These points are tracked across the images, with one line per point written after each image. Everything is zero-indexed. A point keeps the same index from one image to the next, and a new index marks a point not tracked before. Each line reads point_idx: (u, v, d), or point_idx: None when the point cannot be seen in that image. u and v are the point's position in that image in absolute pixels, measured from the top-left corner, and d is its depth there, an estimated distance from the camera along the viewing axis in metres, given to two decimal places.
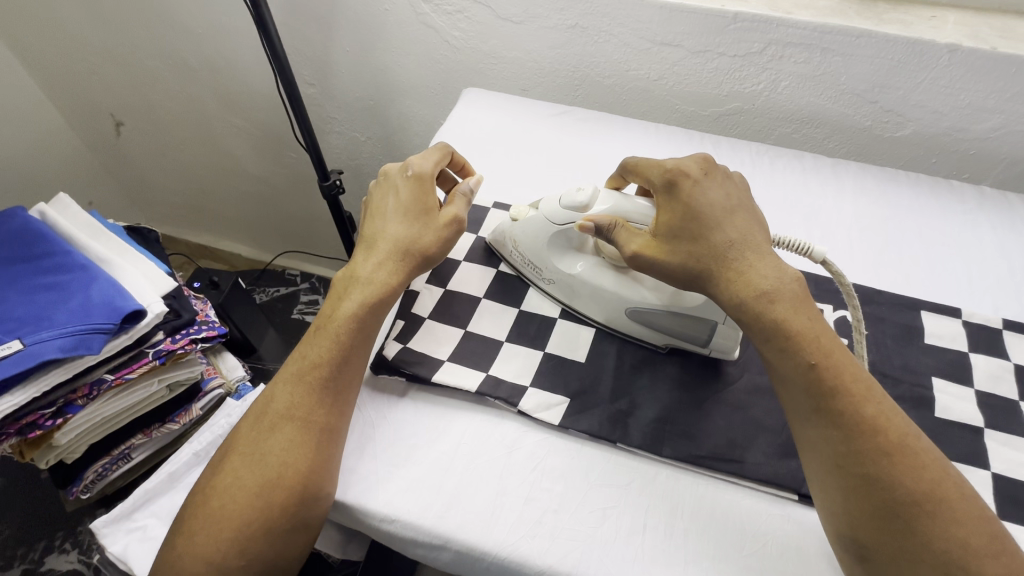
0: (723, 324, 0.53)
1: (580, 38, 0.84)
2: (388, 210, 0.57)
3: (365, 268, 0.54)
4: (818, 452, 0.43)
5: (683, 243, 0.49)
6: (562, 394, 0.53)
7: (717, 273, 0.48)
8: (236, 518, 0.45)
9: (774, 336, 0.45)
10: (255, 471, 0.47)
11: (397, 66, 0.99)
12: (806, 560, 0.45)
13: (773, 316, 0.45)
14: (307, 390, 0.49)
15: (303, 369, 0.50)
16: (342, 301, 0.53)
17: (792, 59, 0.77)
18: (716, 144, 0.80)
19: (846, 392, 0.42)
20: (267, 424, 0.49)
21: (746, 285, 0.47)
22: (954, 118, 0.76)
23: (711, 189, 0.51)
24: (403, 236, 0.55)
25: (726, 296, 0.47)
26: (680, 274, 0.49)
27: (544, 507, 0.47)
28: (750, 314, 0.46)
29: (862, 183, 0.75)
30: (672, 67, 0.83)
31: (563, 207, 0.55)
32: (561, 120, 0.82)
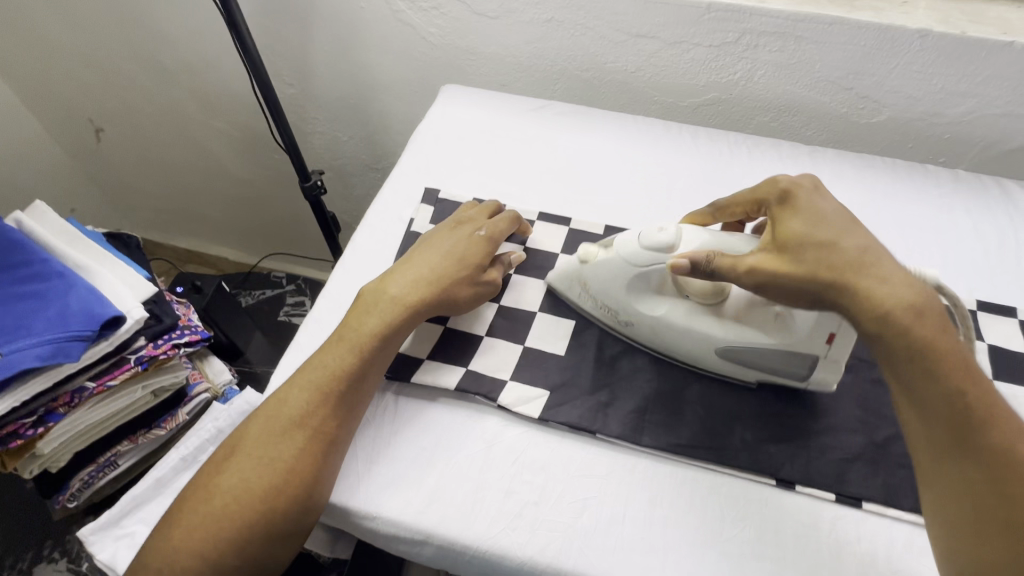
0: (825, 359, 0.49)
1: (557, 32, 0.84)
2: (443, 247, 0.57)
3: (401, 293, 0.54)
4: (947, 466, 0.40)
5: (807, 251, 0.45)
6: (542, 387, 0.53)
7: (851, 284, 0.43)
8: (233, 518, 0.45)
9: (921, 354, 0.40)
10: (260, 473, 0.46)
11: (376, 65, 0.98)
12: (783, 542, 0.45)
13: (920, 333, 0.40)
14: (322, 400, 0.49)
15: (320, 379, 0.50)
16: (370, 317, 0.52)
17: (767, 48, 0.77)
18: (693, 134, 0.80)
19: (980, 399, 0.40)
20: (278, 426, 0.48)
21: (889, 295, 0.42)
22: (928, 103, 0.77)
23: (828, 199, 0.47)
24: (448, 274, 0.55)
25: (865, 312, 0.42)
26: (807, 291, 0.44)
27: (524, 499, 0.47)
28: (894, 331, 0.41)
29: (839, 170, 0.76)
30: (649, 59, 0.83)
31: (644, 247, 0.51)
32: (540, 115, 0.82)
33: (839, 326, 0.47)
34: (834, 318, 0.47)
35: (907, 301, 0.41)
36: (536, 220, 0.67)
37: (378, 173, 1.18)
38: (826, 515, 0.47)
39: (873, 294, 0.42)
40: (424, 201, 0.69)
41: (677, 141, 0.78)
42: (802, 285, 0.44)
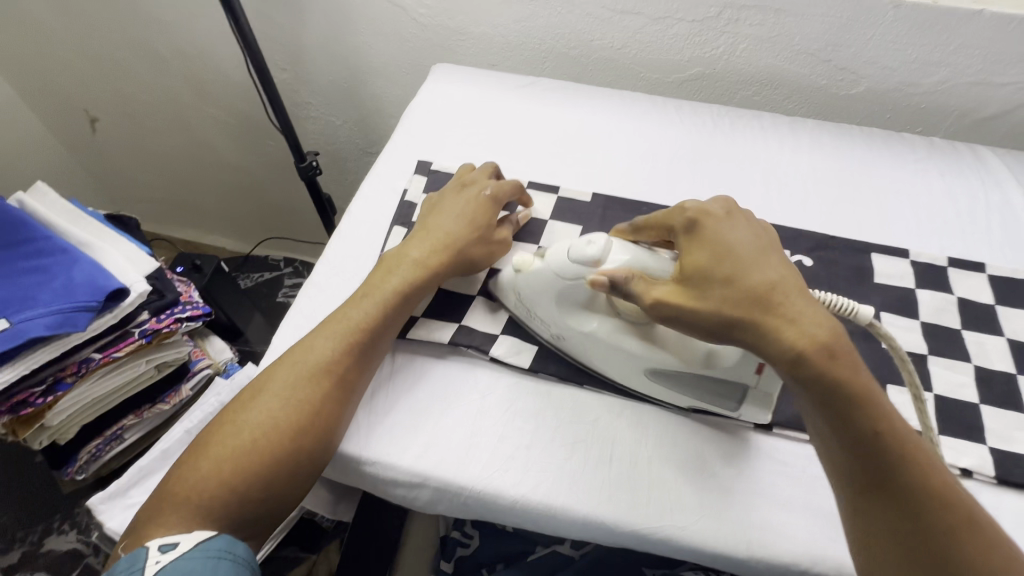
0: (755, 387, 0.48)
1: (544, 10, 0.86)
2: (454, 210, 0.59)
3: (418, 252, 0.56)
4: (859, 503, 0.40)
5: (713, 288, 0.43)
6: (532, 341, 0.55)
7: (757, 321, 0.41)
8: (260, 456, 0.46)
9: (824, 401, 0.40)
10: (288, 414, 0.48)
11: (368, 47, 1.00)
12: (761, 477, 0.48)
13: (829, 372, 0.39)
14: (350, 350, 0.51)
15: (349, 330, 0.52)
16: (395, 275, 0.55)
17: (748, 22, 0.80)
18: (678, 108, 0.82)
19: (885, 435, 0.39)
20: (306, 371, 0.50)
21: (789, 337, 0.40)
22: (904, 73, 0.80)
23: (737, 228, 0.45)
24: (461, 235, 0.57)
25: (779, 350, 0.40)
26: (713, 324, 0.42)
27: (517, 443, 0.50)
28: (802, 370, 0.40)
29: (818, 139, 0.78)
30: (634, 35, 0.85)
31: (571, 260, 0.49)
32: (529, 91, 0.84)
33: (767, 356, 0.46)
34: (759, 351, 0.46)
35: (811, 346, 0.39)
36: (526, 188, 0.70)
37: (371, 156, 1.20)
38: (801, 453, 0.50)
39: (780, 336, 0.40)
40: (417, 172, 0.71)
41: (662, 114, 0.81)
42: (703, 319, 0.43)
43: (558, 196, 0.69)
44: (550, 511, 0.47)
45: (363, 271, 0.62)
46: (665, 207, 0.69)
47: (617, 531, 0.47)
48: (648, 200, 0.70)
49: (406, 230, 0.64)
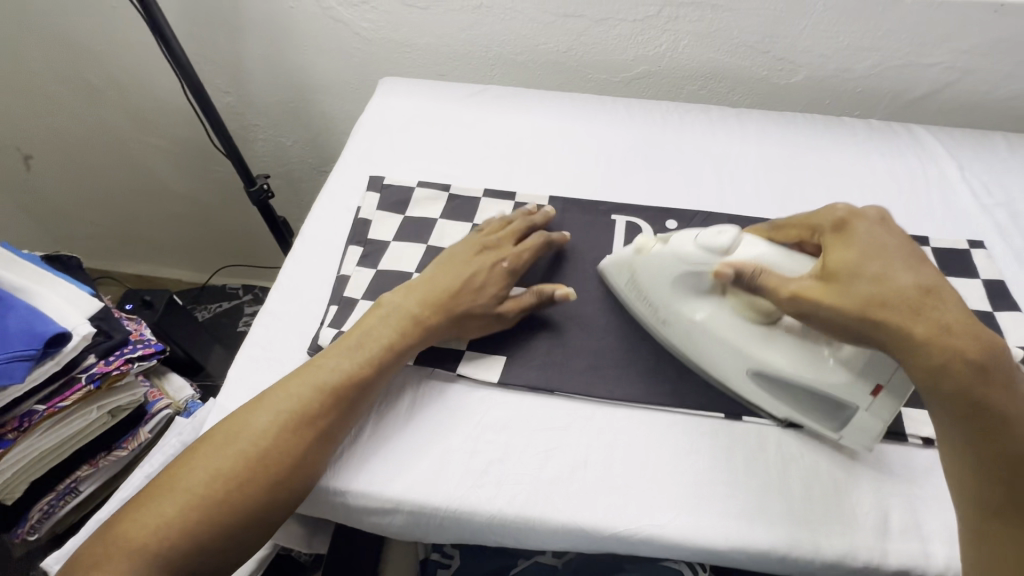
0: (866, 412, 0.46)
1: (488, 18, 0.86)
2: (466, 259, 0.57)
3: (419, 303, 0.53)
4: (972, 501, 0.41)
5: (862, 286, 0.42)
6: (498, 353, 0.55)
7: (911, 328, 0.40)
8: (218, 503, 0.44)
9: (969, 421, 0.40)
10: (254, 462, 0.45)
11: (313, 65, 0.98)
12: (736, 467, 0.48)
13: (982, 390, 0.39)
14: (330, 402, 0.48)
15: (331, 382, 0.49)
16: (385, 333, 0.52)
17: (687, 19, 0.81)
18: (628, 107, 0.83)
19: None
20: (280, 418, 0.47)
21: (947, 347, 0.39)
22: (838, 59, 0.83)
23: (887, 235, 0.45)
24: (467, 287, 0.54)
25: (919, 359, 0.40)
26: (849, 321, 0.42)
27: (489, 457, 0.49)
28: (949, 385, 0.39)
29: (764, 128, 0.80)
30: (578, 38, 0.86)
31: (700, 247, 0.49)
32: (479, 99, 0.84)
33: (888, 379, 0.44)
34: (889, 365, 0.44)
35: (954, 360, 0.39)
36: (482, 197, 0.69)
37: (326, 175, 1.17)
38: (773, 440, 0.50)
39: (920, 349, 0.40)
40: (370, 189, 0.69)
41: (612, 115, 0.82)
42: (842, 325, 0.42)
43: (514, 202, 0.69)
44: (527, 523, 0.46)
45: (320, 294, 0.60)
46: (621, 205, 0.69)
47: (595, 536, 0.46)
48: (605, 199, 0.70)
49: (362, 248, 0.63)
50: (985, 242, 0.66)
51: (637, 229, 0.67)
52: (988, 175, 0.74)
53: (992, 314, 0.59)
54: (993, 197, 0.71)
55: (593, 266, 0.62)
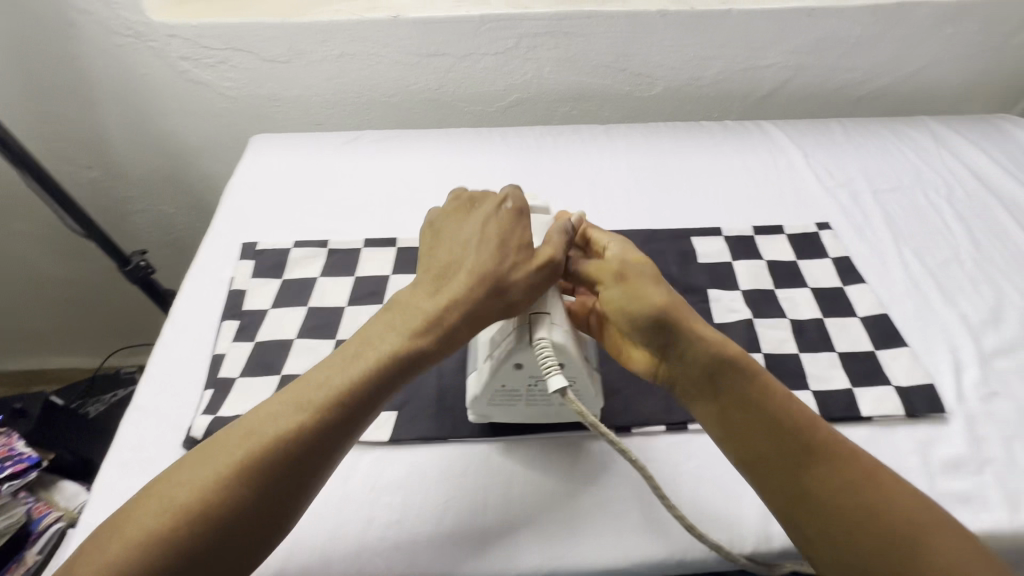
0: (472, 372, 0.51)
1: (352, 65, 0.86)
2: (473, 235, 0.50)
3: (427, 293, 0.47)
4: (798, 482, 0.42)
5: (645, 282, 0.49)
6: (389, 408, 0.54)
7: (674, 315, 0.47)
8: (178, 539, 0.37)
9: (739, 387, 0.45)
10: (230, 489, 0.38)
11: (180, 129, 0.94)
12: (629, 480, 0.50)
13: (730, 357, 0.45)
14: (329, 419, 0.41)
15: (325, 395, 0.42)
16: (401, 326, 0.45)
17: (545, 48, 0.85)
18: (504, 136, 0.86)
19: (807, 422, 0.43)
20: (264, 437, 0.40)
21: (703, 332, 0.46)
22: (688, 70, 0.89)
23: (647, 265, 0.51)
24: (483, 264, 0.48)
25: (693, 341, 0.46)
26: (644, 307, 0.47)
27: (387, 520, 0.48)
28: (708, 357, 0.45)
29: (632, 141, 0.85)
30: (446, 75, 0.88)
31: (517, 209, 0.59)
32: (354, 147, 0.83)
33: (488, 355, 0.49)
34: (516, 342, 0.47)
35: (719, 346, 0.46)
36: (362, 248, 0.68)
37: None
38: (660, 447, 0.52)
39: (695, 330, 0.47)
40: (243, 256, 0.67)
41: (489, 146, 0.84)
42: (639, 304, 0.47)
43: (396, 248, 0.69)
44: None
45: (194, 378, 0.56)
46: None
47: None
48: None
49: (239, 321, 0.60)
50: (831, 223, 0.73)
51: None
52: (829, 160, 0.82)
53: (842, 289, 0.65)
54: (835, 180, 0.79)
55: None
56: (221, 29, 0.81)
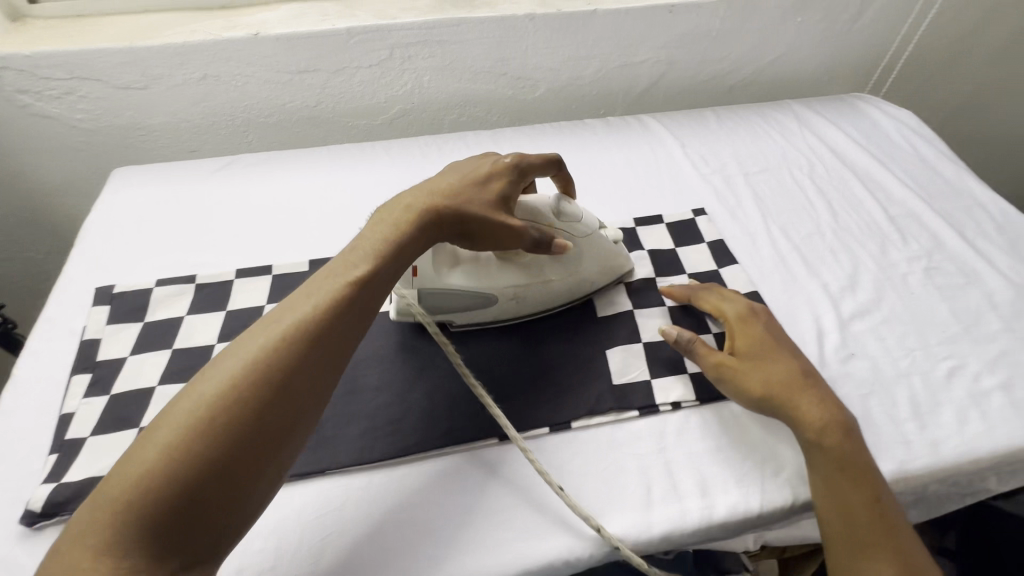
0: None
1: (217, 87, 0.82)
2: (462, 165, 0.56)
3: (426, 191, 0.51)
4: (854, 537, 0.46)
5: (758, 366, 0.52)
6: None
7: (787, 403, 0.50)
8: (140, 521, 0.33)
9: (839, 466, 0.48)
10: (190, 452, 0.34)
11: (33, 168, 0.86)
12: (514, 487, 0.50)
13: (841, 448, 0.48)
14: (292, 350, 0.39)
15: (281, 333, 0.39)
16: (357, 253, 0.46)
17: (420, 57, 0.84)
18: (387, 149, 0.84)
19: (886, 513, 0.47)
20: (219, 389, 0.36)
21: (819, 414, 0.49)
22: (566, 71, 0.90)
23: (762, 328, 0.56)
24: (468, 177, 0.53)
25: (805, 427, 0.49)
26: (757, 395, 0.51)
27: (259, 569, 0.45)
28: (819, 445, 0.49)
29: (516, 144, 0.85)
30: (322, 91, 0.85)
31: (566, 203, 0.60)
32: (227, 173, 0.79)
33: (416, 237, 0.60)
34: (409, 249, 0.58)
35: (824, 423, 0.49)
36: (235, 279, 0.65)
37: None
38: (546, 450, 0.52)
39: (800, 410, 0.50)
40: (97, 302, 0.62)
41: (372, 160, 0.82)
42: (748, 396, 0.52)
43: (272, 276, 0.65)
44: None
45: (38, 443, 0.51)
46: None
47: None
48: None
49: (91, 374, 0.56)
50: (706, 208, 0.76)
51: None
52: (704, 147, 0.86)
53: (717, 271, 0.68)
54: (709, 166, 0.82)
55: None
56: (60, 58, 0.75)
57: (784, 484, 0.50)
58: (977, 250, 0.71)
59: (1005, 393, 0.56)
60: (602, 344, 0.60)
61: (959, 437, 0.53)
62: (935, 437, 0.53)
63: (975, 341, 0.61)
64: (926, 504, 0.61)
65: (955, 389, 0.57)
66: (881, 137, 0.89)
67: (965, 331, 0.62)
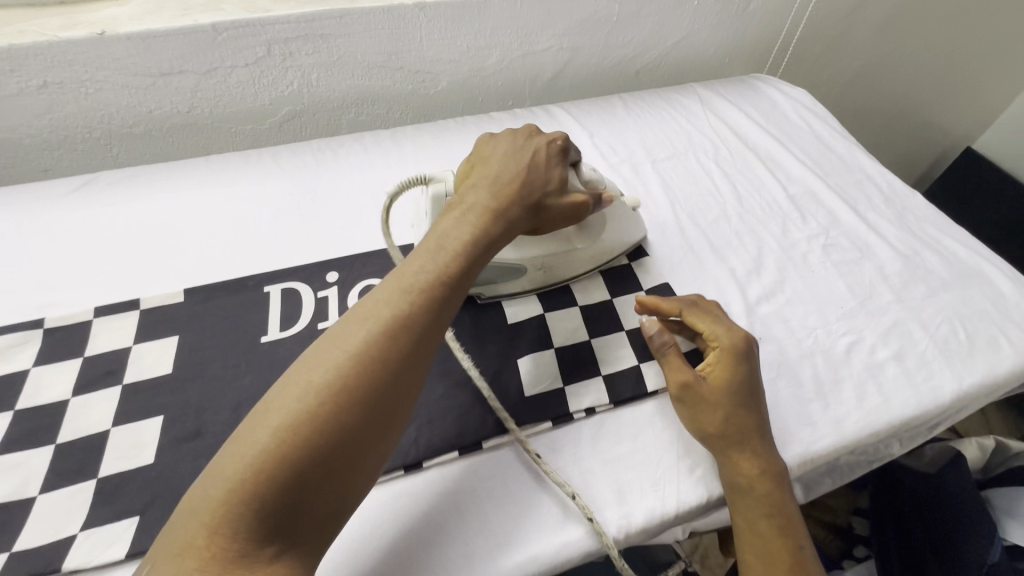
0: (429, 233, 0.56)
1: (63, 96, 0.71)
2: (499, 143, 0.54)
3: (483, 181, 0.50)
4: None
5: (718, 407, 0.50)
6: (126, 516, 0.44)
7: (727, 447, 0.49)
8: (251, 515, 0.32)
9: (763, 509, 0.47)
10: (297, 444, 0.33)
11: None
12: (421, 522, 0.46)
13: (767, 493, 0.48)
14: (391, 348, 0.38)
15: (383, 320, 0.39)
16: (441, 239, 0.45)
17: (304, 53, 0.76)
18: (276, 156, 0.76)
19: (804, 560, 0.46)
20: (327, 380, 0.35)
21: (753, 461, 0.48)
22: (468, 62, 0.86)
23: (739, 367, 0.52)
24: (519, 159, 0.52)
25: (735, 473, 0.48)
26: (706, 434, 0.50)
27: None
28: (747, 490, 0.48)
29: (419, 142, 0.80)
30: (194, 94, 0.76)
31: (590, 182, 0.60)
32: (84, 195, 0.69)
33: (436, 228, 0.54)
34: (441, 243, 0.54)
35: (757, 471, 0.48)
36: (91, 318, 0.56)
37: None
38: (454, 476, 0.49)
39: (737, 456, 0.48)
40: None
41: (258, 169, 0.74)
42: (695, 429, 0.51)
43: (137, 311, 0.57)
44: None
45: None
46: (273, 272, 0.62)
47: None
48: (253, 270, 0.63)
49: None
50: None
51: (294, 294, 0.61)
52: (612, 136, 0.84)
53: (627, 264, 0.66)
54: (617, 155, 0.81)
55: (243, 356, 0.55)
56: None
57: (698, 482, 0.50)
58: (869, 224, 0.74)
59: (898, 362, 0.59)
60: (512, 353, 0.57)
61: (858, 411, 0.55)
62: (837, 414, 0.55)
63: (870, 314, 0.63)
64: (837, 474, 0.63)
65: (854, 364, 0.58)
66: (779, 116, 0.92)
67: (860, 305, 0.64)
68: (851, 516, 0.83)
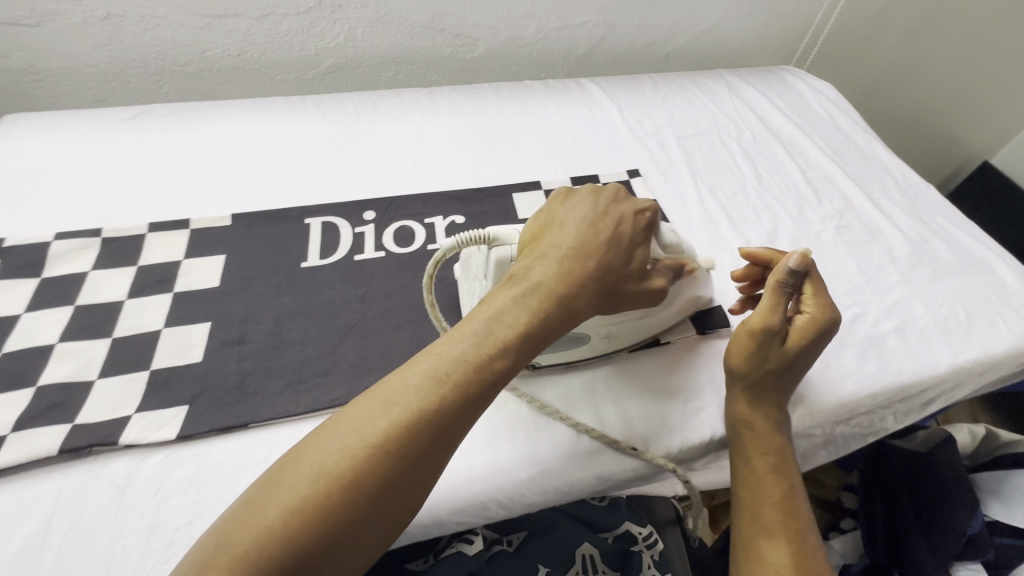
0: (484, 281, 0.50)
1: (124, 29, 0.75)
2: (568, 210, 0.49)
3: (541, 260, 0.45)
4: (758, 515, 0.48)
5: (770, 358, 0.51)
6: (176, 404, 0.48)
7: (748, 393, 0.51)
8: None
9: (758, 448, 0.50)
10: (298, 529, 0.33)
11: None
12: None
13: (765, 434, 0.50)
14: (408, 448, 0.36)
15: (401, 414, 0.37)
16: (486, 327, 0.41)
17: (352, 7, 0.80)
18: (319, 102, 0.80)
19: (794, 497, 0.49)
20: (337, 469, 0.34)
21: (756, 404, 0.51)
22: (506, 30, 0.89)
23: (813, 340, 0.51)
24: (586, 232, 0.47)
25: (739, 414, 0.51)
26: (746, 376, 0.51)
27: (172, 525, 0.42)
28: (747, 429, 0.51)
29: (454, 101, 0.84)
30: (246, 39, 0.80)
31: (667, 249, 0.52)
32: (137, 123, 0.72)
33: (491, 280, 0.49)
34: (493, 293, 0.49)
35: (757, 413, 0.51)
36: (144, 232, 0.60)
37: None
38: None
39: (748, 401, 0.51)
40: None
41: (302, 113, 0.78)
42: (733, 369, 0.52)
43: (188, 229, 0.61)
44: None
45: None
46: (314, 207, 0.66)
47: None
48: (295, 203, 0.66)
49: None
50: (640, 169, 0.78)
51: (333, 228, 0.64)
52: (640, 111, 0.87)
53: None
54: (645, 130, 0.84)
55: (285, 277, 0.59)
56: None
57: (704, 423, 0.53)
58: (883, 210, 0.77)
59: (899, 335, 0.62)
60: None
61: (856, 374, 0.58)
62: (837, 376, 0.58)
63: (877, 291, 0.66)
64: (833, 444, 0.65)
65: (855, 332, 0.62)
66: (803, 106, 0.95)
67: (868, 282, 0.67)
68: (840, 491, 0.86)
